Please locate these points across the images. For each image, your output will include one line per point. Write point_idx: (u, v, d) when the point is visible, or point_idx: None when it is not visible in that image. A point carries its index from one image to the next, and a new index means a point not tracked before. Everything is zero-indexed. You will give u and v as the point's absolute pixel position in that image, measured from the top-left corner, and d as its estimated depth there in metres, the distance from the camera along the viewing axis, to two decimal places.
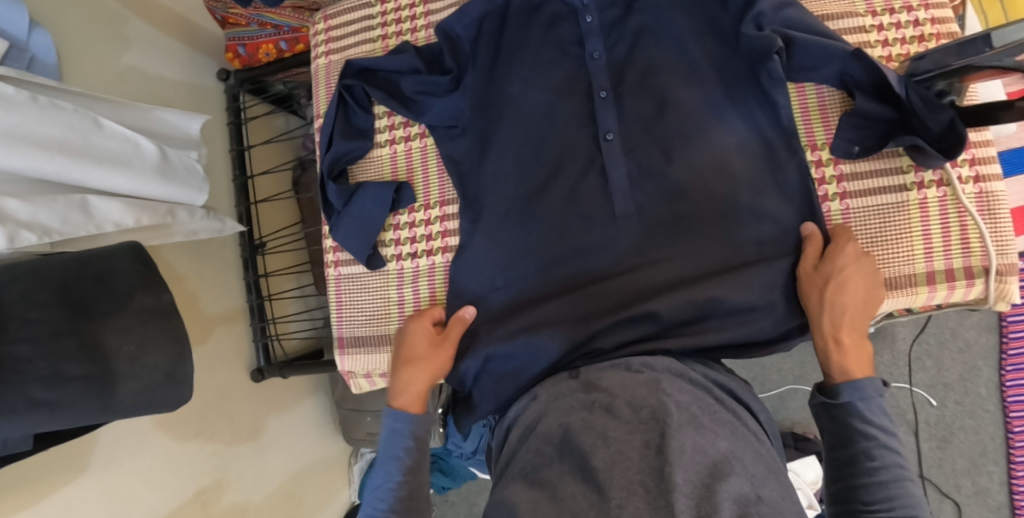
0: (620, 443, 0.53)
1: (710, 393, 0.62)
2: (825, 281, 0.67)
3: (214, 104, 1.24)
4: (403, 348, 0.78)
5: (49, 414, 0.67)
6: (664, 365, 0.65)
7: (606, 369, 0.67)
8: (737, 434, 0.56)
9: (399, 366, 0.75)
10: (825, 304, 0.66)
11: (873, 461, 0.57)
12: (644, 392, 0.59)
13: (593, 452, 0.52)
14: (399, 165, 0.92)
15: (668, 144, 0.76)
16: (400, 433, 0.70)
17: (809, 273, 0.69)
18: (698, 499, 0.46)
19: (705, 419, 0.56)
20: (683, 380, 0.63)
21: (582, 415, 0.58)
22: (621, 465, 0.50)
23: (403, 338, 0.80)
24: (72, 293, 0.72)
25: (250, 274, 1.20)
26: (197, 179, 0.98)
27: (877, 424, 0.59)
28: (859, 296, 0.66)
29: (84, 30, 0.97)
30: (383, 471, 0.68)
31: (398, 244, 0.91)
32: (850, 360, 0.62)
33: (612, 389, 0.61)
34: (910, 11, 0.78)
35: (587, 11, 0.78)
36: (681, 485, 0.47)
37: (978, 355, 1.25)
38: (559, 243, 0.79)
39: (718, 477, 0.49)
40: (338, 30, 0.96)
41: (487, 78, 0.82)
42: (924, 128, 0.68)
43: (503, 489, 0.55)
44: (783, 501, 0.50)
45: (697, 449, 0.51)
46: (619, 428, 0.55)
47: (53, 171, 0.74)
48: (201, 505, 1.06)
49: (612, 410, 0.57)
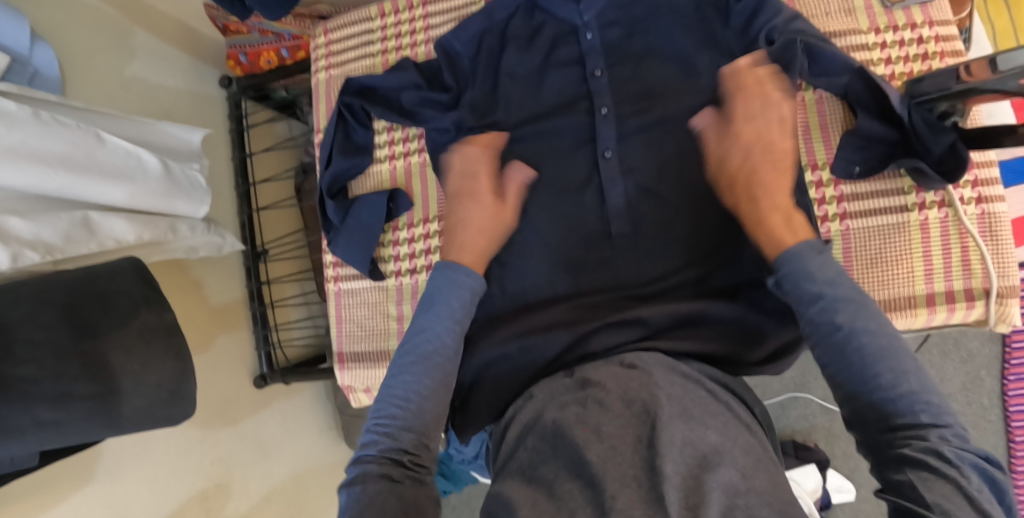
0: (613, 439, 0.54)
1: (703, 386, 0.62)
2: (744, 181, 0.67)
3: (216, 112, 1.24)
4: (467, 211, 0.76)
5: (56, 432, 0.68)
6: (655, 359, 0.65)
7: (601, 365, 0.66)
8: (729, 424, 0.57)
9: (472, 235, 0.74)
10: (747, 198, 0.66)
11: (866, 364, 0.52)
12: (636, 385, 0.60)
13: (587, 446, 0.54)
14: (399, 179, 0.91)
15: (666, 163, 0.76)
16: (446, 300, 0.68)
17: (737, 159, 0.68)
18: (686, 489, 0.48)
19: (697, 412, 0.56)
20: (675, 373, 0.62)
21: (576, 410, 0.59)
22: (614, 460, 0.52)
23: (462, 203, 0.77)
24: (75, 312, 0.73)
25: (253, 281, 1.20)
26: (200, 190, 0.97)
27: (866, 327, 0.54)
28: (771, 168, 0.66)
29: (86, 42, 0.97)
30: (409, 368, 0.64)
31: (398, 260, 0.90)
32: (782, 231, 0.61)
33: (606, 382, 0.61)
34: (914, 29, 0.77)
35: (589, 29, 0.78)
36: (670, 476, 0.49)
37: (981, 364, 1.23)
38: (559, 258, 0.79)
39: (707, 466, 0.51)
40: (338, 45, 0.96)
41: (486, 95, 0.82)
42: (925, 153, 0.69)
43: (500, 481, 0.58)
44: (778, 489, 0.51)
45: (687, 441, 0.52)
46: (611, 422, 0.56)
47: (56, 187, 0.75)
48: (205, 510, 1.07)
49: (604, 404, 0.58)
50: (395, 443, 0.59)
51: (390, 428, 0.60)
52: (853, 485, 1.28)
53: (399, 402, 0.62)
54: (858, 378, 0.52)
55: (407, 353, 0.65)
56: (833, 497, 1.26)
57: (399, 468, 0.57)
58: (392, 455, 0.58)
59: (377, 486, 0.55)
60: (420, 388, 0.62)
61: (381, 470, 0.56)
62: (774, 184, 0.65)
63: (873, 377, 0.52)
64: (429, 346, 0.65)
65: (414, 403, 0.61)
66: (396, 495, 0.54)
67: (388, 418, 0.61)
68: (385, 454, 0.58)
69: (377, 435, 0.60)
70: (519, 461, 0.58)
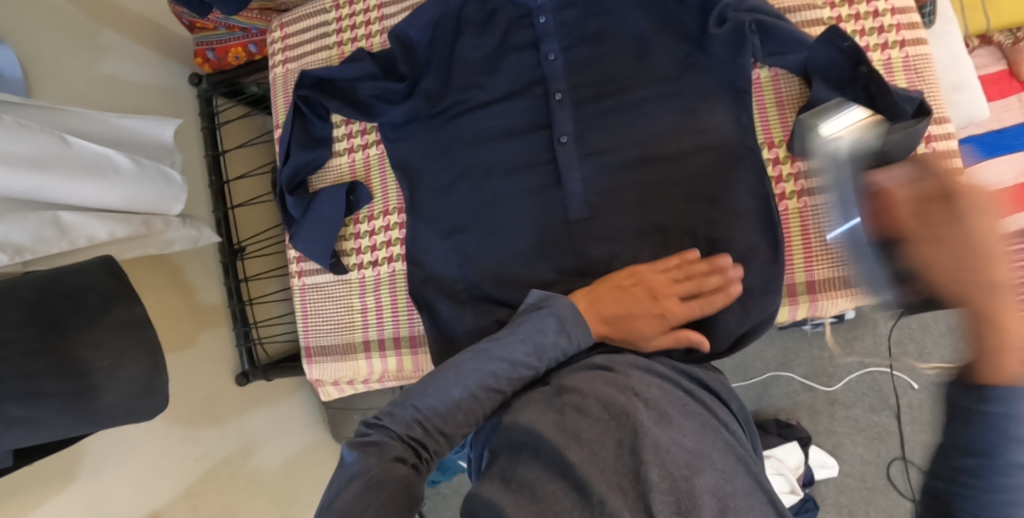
0: (593, 444, 0.50)
1: (680, 387, 0.58)
2: (950, 240, 0.41)
3: (188, 107, 1.23)
4: (631, 303, 0.68)
5: (27, 431, 0.68)
6: (630, 361, 0.61)
7: (578, 371, 0.61)
8: (707, 425, 0.53)
9: (603, 305, 0.68)
10: (976, 282, 0.39)
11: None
12: (614, 390, 0.55)
13: (567, 448, 0.50)
14: (358, 172, 0.92)
15: (626, 146, 0.76)
16: (538, 339, 0.62)
17: (912, 228, 0.44)
18: (677, 492, 0.45)
19: (675, 413, 0.53)
20: (650, 375, 0.59)
21: (553, 417, 0.54)
22: (597, 466, 0.48)
23: (635, 291, 0.69)
24: (44, 308, 0.72)
25: (231, 279, 1.18)
26: (175, 186, 0.95)
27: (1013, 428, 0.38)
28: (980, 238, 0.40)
29: (50, 41, 0.96)
30: (464, 375, 0.60)
31: (360, 253, 0.91)
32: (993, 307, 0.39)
33: (583, 387, 0.56)
34: (870, 2, 0.77)
35: (542, 12, 0.77)
36: (657, 483, 0.45)
37: (960, 337, 1.22)
38: (523, 247, 0.79)
39: (694, 468, 0.46)
40: (295, 38, 0.96)
41: (443, 83, 0.82)
42: (897, 109, 0.66)
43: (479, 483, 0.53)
44: (755, 491, 0.48)
45: (672, 445, 0.48)
46: (591, 428, 0.51)
47: (24, 188, 0.74)
48: (190, 508, 1.08)
49: (582, 410, 0.53)
50: (421, 433, 0.58)
51: (420, 413, 0.59)
52: (837, 461, 1.28)
53: (441, 394, 0.59)
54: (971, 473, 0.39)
55: (473, 367, 0.60)
56: (815, 473, 1.26)
57: (408, 451, 0.57)
58: (412, 443, 0.58)
59: (384, 467, 0.54)
60: (468, 393, 0.59)
61: (396, 453, 0.56)
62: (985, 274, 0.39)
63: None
64: (497, 365, 0.60)
65: (458, 408, 0.59)
66: (380, 457, 0.55)
67: (426, 405, 0.59)
68: (407, 438, 0.58)
69: (404, 410, 0.59)
70: (501, 462, 0.54)
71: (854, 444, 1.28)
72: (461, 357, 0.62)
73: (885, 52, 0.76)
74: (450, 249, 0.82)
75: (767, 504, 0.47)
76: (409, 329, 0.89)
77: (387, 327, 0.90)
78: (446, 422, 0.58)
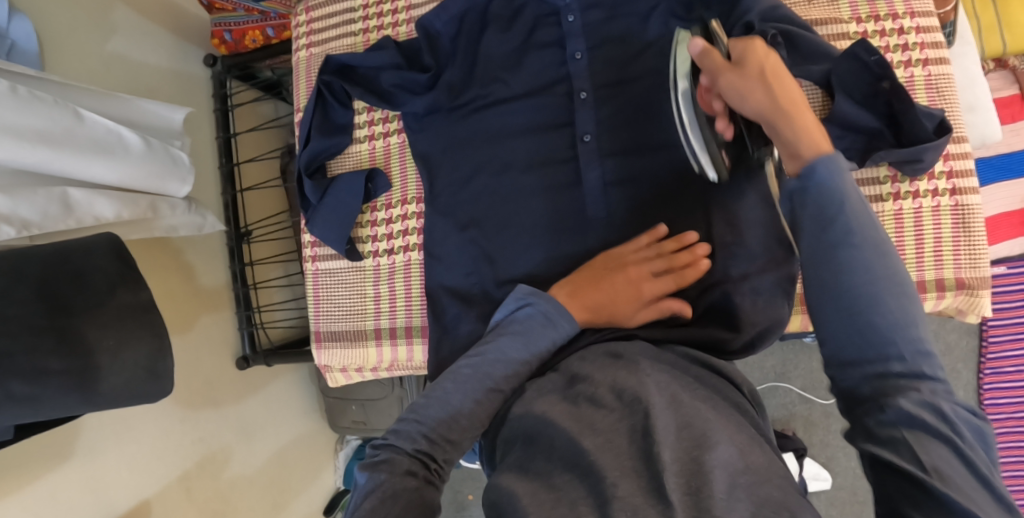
0: (608, 432, 0.49)
1: (689, 373, 0.58)
2: (761, 72, 0.56)
3: (199, 90, 1.22)
4: (601, 280, 0.70)
5: (29, 408, 0.67)
6: (641, 349, 0.61)
7: (590, 359, 0.61)
8: (718, 409, 0.52)
9: (575, 281, 0.70)
10: (771, 90, 0.55)
11: (883, 337, 0.43)
12: (625, 374, 0.55)
13: (582, 437, 0.49)
14: (378, 160, 0.91)
15: (646, 149, 0.76)
16: (527, 342, 0.62)
17: (748, 76, 0.57)
18: (687, 474, 0.44)
19: (686, 397, 0.52)
20: (661, 362, 0.59)
21: (567, 409, 0.53)
22: (611, 451, 0.47)
23: (605, 270, 0.71)
24: (49, 289, 0.71)
25: (236, 263, 1.19)
26: (182, 168, 0.95)
27: (884, 263, 0.44)
28: (788, 79, 0.56)
29: (68, 15, 0.96)
30: (461, 384, 0.60)
31: (376, 240, 0.91)
32: (813, 131, 0.51)
33: (595, 376, 0.56)
34: (896, 19, 0.78)
35: (570, 11, 0.78)
36: (669, 464, 0.44)
37: (958, 357, 1.22)
38: (538, 245, 0.79)
39: (705, 446, 0.46)
40: (319, 23, 0.96)
41: (466, 78, 0.83)
42: (918, 126, 0.69)
43: (496, 474, 0.51)
44: (771, 468, 0.46)
45: (683, 424, 0.48)
46: (604, 419, 0.50)
47: (33, 163, 0.73)
48: (184, 492, 1.07)
49: (596, 402, 0.52)
50: (428, 444, 0.57)
51: (423, 425, 0.58)
52: (830, 473, 1.29)
53: (442, 406, 0.59)
54: (859, 322, 0.44)
55: (471, 375, 0.60)
56: (810, 485, 1.26)
57: (418, 463, 0.56)
58: (421, 456, 0.57)
59: (395, 482, 0.54)
60: (469, 400, 0.59)
61: (406, 466, 0.55)
62: (792, 102, 0.54)
63: (884, 364, 0.42)
64: (493, 369, 0.60)
65: (460, 415, 0.58)
66: (393, 472, 0.54)
67: (428, 416, 0.59)
68: (415, 452, 0.57)
69: (407, 425, 0.59)
70: (516, 454, 0.53)
71: (848, 457, 1.29)
72: (456, 367, 0.62)
73: (907, 69, 0.77)
74: (465, 244, 0.82)
75: (787, 483, 0.46)
76: (421, 319, 0.89)
77: (398, 317, 0.90)
78: (452, 432, 0.58)
